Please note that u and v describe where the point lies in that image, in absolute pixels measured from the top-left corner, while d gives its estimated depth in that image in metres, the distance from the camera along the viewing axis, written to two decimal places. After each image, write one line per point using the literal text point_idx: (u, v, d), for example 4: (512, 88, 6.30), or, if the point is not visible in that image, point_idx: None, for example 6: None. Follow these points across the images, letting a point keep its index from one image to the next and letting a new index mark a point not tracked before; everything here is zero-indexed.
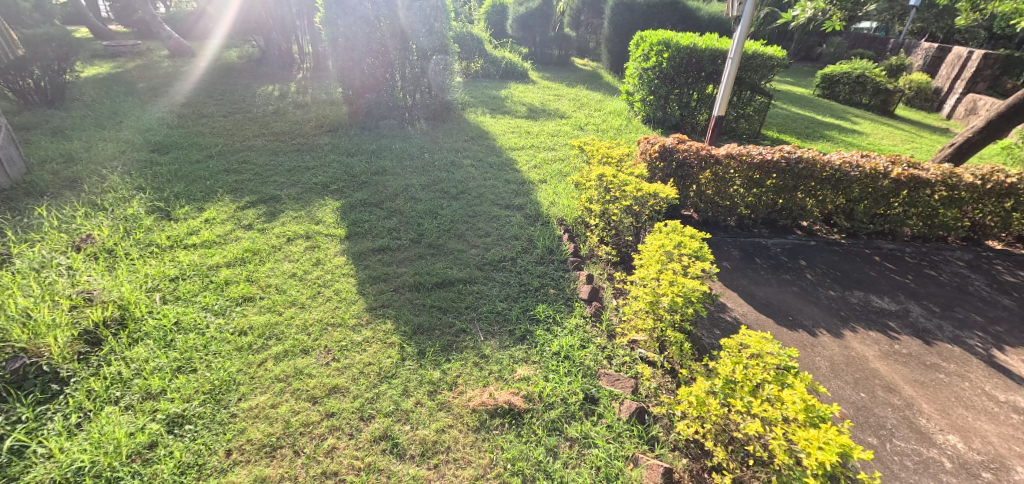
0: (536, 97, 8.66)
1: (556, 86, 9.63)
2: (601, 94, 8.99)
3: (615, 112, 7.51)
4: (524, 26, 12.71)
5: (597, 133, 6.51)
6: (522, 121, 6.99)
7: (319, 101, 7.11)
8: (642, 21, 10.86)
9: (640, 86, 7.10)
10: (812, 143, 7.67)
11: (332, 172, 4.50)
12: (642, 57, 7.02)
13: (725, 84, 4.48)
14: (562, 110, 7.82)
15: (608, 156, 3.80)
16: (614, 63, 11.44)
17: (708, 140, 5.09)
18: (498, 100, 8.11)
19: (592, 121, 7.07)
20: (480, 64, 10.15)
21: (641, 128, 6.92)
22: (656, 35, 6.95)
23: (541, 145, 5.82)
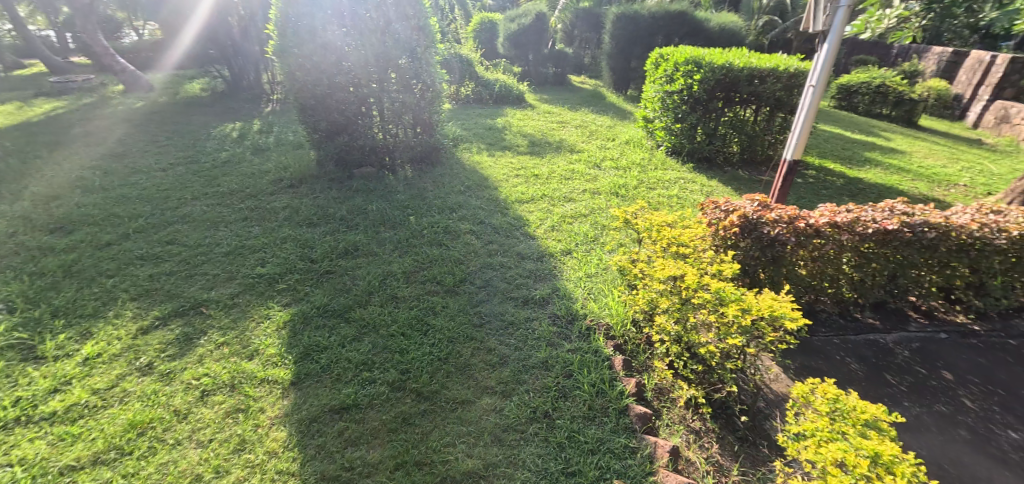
0: (537, 124, 7.58)
1: (557, 110, 8.57)
2: (610, 119, 7.98)
3: (632, 142, 6.48)
4: (515, 43, 11.72)
5: (618, 173, 5.43)
6: (526, 159, 5.90)
7: (283, 143, 5.96)
8: (646, 34, 9.88)
9: (663, 113, 6.08)
10: (858, 168, 6.67)
11: (284, 255, 3.33)
12: (668, 79, 5.99)
13: (804, 119, 3.43)
14: (570, 141, 6.75)
15: (677, 240, 2.59)
16: (617, 81, 10.49)
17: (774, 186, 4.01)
18: (495, 131, 7.02)
19: (608, 156, 6.00)
20: (472, 87, 9.11)
21: (667, 161, 5.87)
22: (680, 53, 5.93)
23: (554, 194, 4.72)
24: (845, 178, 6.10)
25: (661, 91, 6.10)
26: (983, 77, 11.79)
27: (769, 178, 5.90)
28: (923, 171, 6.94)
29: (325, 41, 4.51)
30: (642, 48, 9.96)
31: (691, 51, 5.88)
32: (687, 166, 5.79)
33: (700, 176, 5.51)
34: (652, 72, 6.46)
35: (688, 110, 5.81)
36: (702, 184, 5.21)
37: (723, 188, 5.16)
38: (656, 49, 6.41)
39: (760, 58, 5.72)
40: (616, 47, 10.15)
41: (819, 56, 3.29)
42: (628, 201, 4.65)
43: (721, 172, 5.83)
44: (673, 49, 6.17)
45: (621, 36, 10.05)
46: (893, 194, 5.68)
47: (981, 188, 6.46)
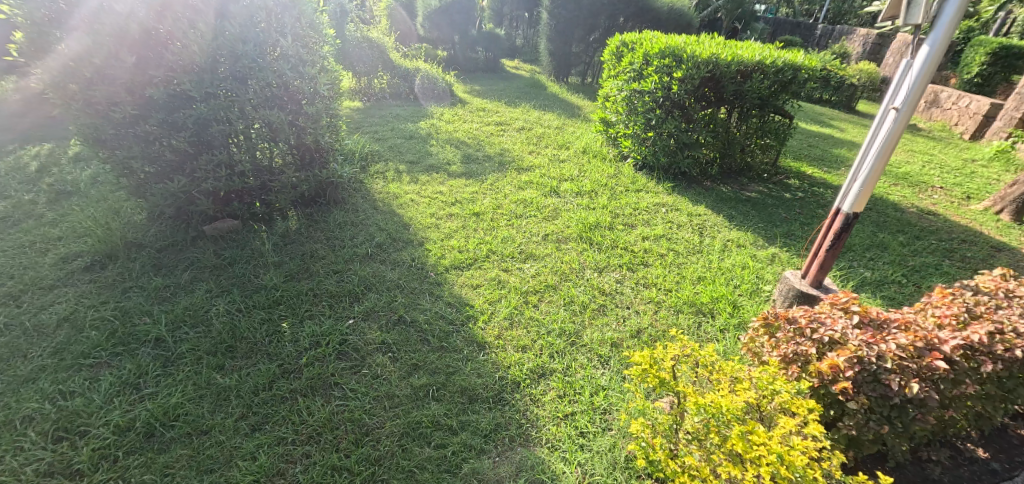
0: (469, 128, 6.08)
1: (493, 107, 7.10)
2: (557, 119, 6.69)
3: (592, 153, 5.24)
4: (437, 24, 10.02)
5: (584, 202, 4.16)
6: (458, 182, 4.43)
7: (102, 182, 4.06)
8: (588, 15, 8.60)
9: (628, 117, 4.85)
10: (837, 172, 5.91)
11: (14, 466, 1.74)
12: (636, 72, 4.69)
13: (878, 157, 2.33)
14: (514, 152, 5.36)
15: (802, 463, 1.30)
16: (558, 68, 9.27)
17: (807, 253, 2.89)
18: (418, 142, 5.46)
19: (567, 176, 4.70)
20: (387, 80, 7.58)
21: (638, 179, 4.71)
22: (647, 41, 4.67)
23: (505, 248, 3.35)
24: (832, 188, 5.27)
25: (626, 86, 4.80)
26: None
27: (755, 194, 4.91)
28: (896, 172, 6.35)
29: (116, 31, 2.70)
30: (584, 30, 8.78)
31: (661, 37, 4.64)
32: (664, 184, 4.63)
33: (682, 200, 4.39)
34: (611, 62, 5.19)
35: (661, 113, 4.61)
36: (687, 215, 4.10)
37: (714, 220, 4.07)
38: (617, 34, 5.12)
39: (742, 49, 4.67)
40: (556, 29, 8.90)
41: (907, 65, 2.20)
42: (605, 253, 3.40)
43: (703, 189, 4.74)
44: (638, 35, 4.91)
45: (560, 17, 8.76)
46: (888, 208, 4.91)
47: (957, 191, 5.95)
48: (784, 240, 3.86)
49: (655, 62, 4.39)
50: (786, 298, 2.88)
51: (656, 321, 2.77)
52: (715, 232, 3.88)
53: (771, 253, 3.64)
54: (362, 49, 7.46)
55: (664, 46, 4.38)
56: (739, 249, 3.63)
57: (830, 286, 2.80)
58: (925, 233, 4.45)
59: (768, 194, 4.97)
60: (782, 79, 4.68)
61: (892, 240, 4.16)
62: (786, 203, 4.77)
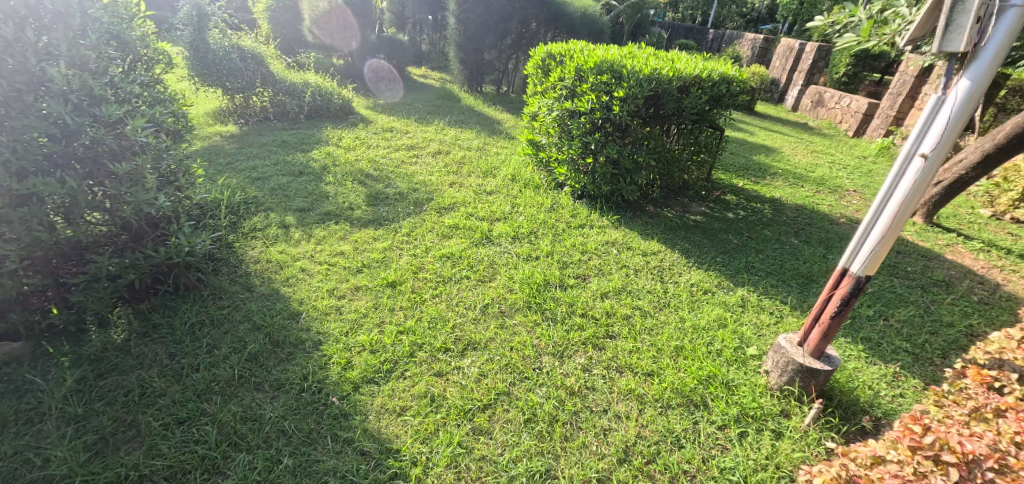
0: (373, 155, 5.08)
1: (400, 127, 6.14)
2: (477, 139, 5.91)
3: (523, 182, 4.56)
4: (328, 29, 8.77)
5: (523, 250, 3.44)
6: (365, 234, 3.49)
7: None
8: (498, 19, 7.95)
9: (562, 140, 4.21)
10: (765, 182, 5.80)
11: None
12: (567, 89, 4.00)
13: (899, 213, 1.89)
14: (432, 184, 4.49)
15: None
16: (470, 78, 8.54)
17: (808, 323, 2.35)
18: (310, 179, 4.39)
19: (499, 215, 3.95)
20: (270, 96, 6.35)
21: (580, 211, 4.11)
22: (578, 53, 4.04)
23: (435, 336, 2.54)
24: (768, 202, 5.08)
25: (557, 104, 4.11)
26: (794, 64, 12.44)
27: (700, 217, 4.54)
28: (813, 176, 6.42)
29: None
30: (495, 36, 8.15)
31: (595, 49, 4.05)
32: (608, 216, 4.07)
33: (632, 234, 3.86)
34: (537, 75, 4.50)
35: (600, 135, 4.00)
36: (642, 256, 3.56)
37: (672, 259, 3.57)
38: (542, 44, 4.45)
39: (678, 61, 4.23)
40: (465, 35, 8.15)
41: (940, 101, 1.74)
42: (563, 326, 2.71)
43: (649, 217, 4.26)
44: (566, 46, 4.27)
45: (468, 22, 8.00)
46: (825, 221, 4.79)
47: (869, 193, 6.13)
48: (748, 278, 3.45)
49: (589, 80, 3.72)
50: (783, 371, 2.41)
51: (644, 430, 2.15)
52: (676, 276, 3.36)
53: (741, 300, 3.19)
54: (231, 61, 6.05)
55: (599, 60, 3.74)
56: (708, 298, 3.13)
57: (832, 354, 2.38)
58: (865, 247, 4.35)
59: (713, 215, 4.62)
60: (718, 93, 4.34)
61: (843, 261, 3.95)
62: (732, 224, 4.44)
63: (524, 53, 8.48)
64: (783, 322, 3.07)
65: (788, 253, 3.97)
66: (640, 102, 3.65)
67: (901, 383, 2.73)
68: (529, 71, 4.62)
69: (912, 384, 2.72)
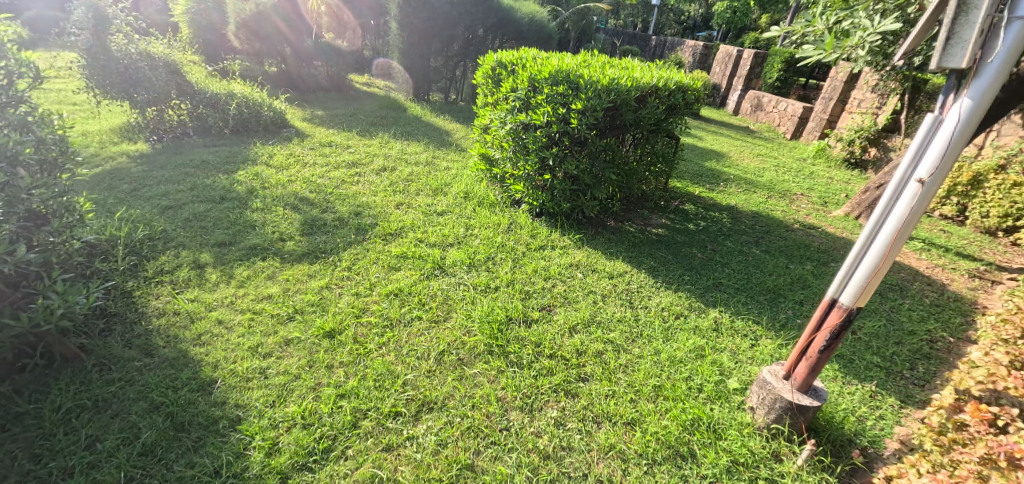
0: (309, 174, 4.57)
1: (340, 141, 5.64)
2: (425, 153, 5.50)
3: (476, 199, 4.23)
4: (256, 34, 8.06)
5: (480, 279, 3.11)
6: (297, 271, 3.04)
7: None
8: (442, 24, 7.60)
9: (516, 155, 3.89)
10: (720, 189, 5.78)
11: None
12: (521, 100, 3.68)
13: (893, 241, 1.72)
14: (376, 206, 4.06)
15: None
16: (416, 86, 8.14)
17: (795, 357, 2.16)
18: (233, 205, 3.85)
19: (452, 240, 3.60)
20: (189, 108, 5.66)
21: (539, 230, 3.83)
22: (529, 61, 3.75)
23: (381, 398, 2.16)
24: (725, 211, 5.03)
25: (510, 115, 3.79)
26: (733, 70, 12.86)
27: (661, 229, 4.39)
28: (763, 181, 6.50)
29: None
30: (441, 43, 7.81)
31: (549, 57, 3.78)
32: (569, 235, 3.81)
33: (595, 254, 3.62)
34: (487, 85, 4.17)
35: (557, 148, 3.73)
36: (608, 278, 3.33)
37: (639, 280, 3.36)
38: (491, 52, 4.15)
39: (632, 69, 4.03)
40: (408, 41, 7.74)
41: (939, 123, 1.61)
42: (529, 372, 2.41)
43: (610, 233, 4.05)
44: (518, 54, 3.99)
45: (411, 27, 7.60)
46: (781, 228, 4.78)
47: (816, 196, 6.26)
48: (717, 297, 3.29)
49: (544, 90, 3.43)
50: (770, 408, 2.21)
51: None
52: (646, 300, 3.15)
53: (713, 323, 3.02)
54: (139, 70, 5.24)
55: (554, 69, 3.46)
56: (681, 324, 2.92)
57: (819, 387, 2.20)
58: (822, 253, 4.34)
59: (675, 227, 4.48)
60: (673, 102, 4.20)
61: (804, 270, 3.90)
62: (694, 236, 4.31)
63: (471, 60, 8.18)
64: (757, 345, 2.92)
65: (752, 266, 3.87)
66: (599, 114, 3.40)
67: (879, 404, 2.63)
68: (478, 81, 4.29)
69: (889, 404, 2.63)
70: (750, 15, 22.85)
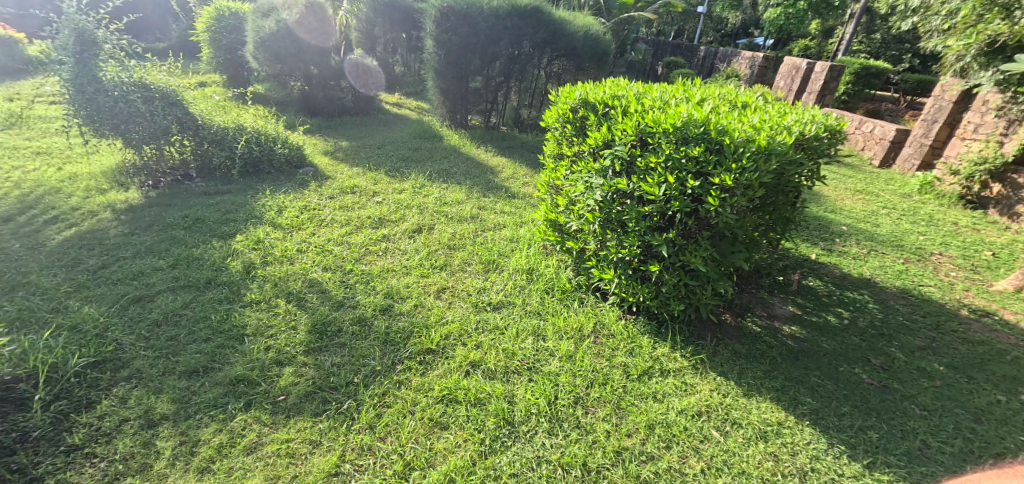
0: (324, 240, 3.54)
1: (365, 186, 4.62)
2: (470, 202, 4.44)
3: (545, 282, 3.13)
4: (276, 54, 7.24)
5: (570, 454, 2.01)
6: (295, 436, 2.02)
7: None
8: (485, 39, 6.57)
9: (605, 233, 2.74)
10: (843, 250, 4.52)
11: None
12: (621, 158, 2.51)
13: None
14: (411, 294, 2.98)
15: None
16: (453, 110, 7.20)
17: None
18: (222, 294, 2.87)
19: (519, 361, 2.50)
20: (191, 145, 4.79)
21: (638, 339, 2.72)
22: (632, 103, 2.60)
23: None
24: (864, 289, 3.79)
25: (601, 179, 2.63)
26: (803, 85, 11.20)
27: (797, 327, 3.19)
28: (884, 234, 5.18)
29: None
30: (482, 60, 6.78)
31: (661, 97, 2.62)
32: (683, 349, 2.69)
33: (727, 388, 2.48)
34: (563, 129, 3.03)
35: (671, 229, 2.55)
36: (761, 442, 2.19)
37: (805, 445, 2.21)
38: (570, 86, 3.06)
39: (770, 111, 2.85)
40: (444, 61, 6.79)
41: None
42: None
43: (734, 340, 2.90)
44: (610, 91, 2.87)
45: (449, 44, 6.62)
46: (954, 320, 3.50)
47: (960, 255, 4.91)
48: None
49: (666, 152, 2.25)
50: None
51: None
52: None
53: None
54: (131, 103, 4.35)
55: (682, 118, 2.27)
56: None
57: None
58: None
59: (812, 322, 3.28)
60: (822, 156, 3.02)
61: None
62: (845, 340, 3.10)
63: (515, 80, 7.17)
64: None
65: (949, 400, 2.65)
66: (757, 190, 2.18)
67: None
68: (549, 123, 3.18)
69: None
70: (804, 20, 21.16)
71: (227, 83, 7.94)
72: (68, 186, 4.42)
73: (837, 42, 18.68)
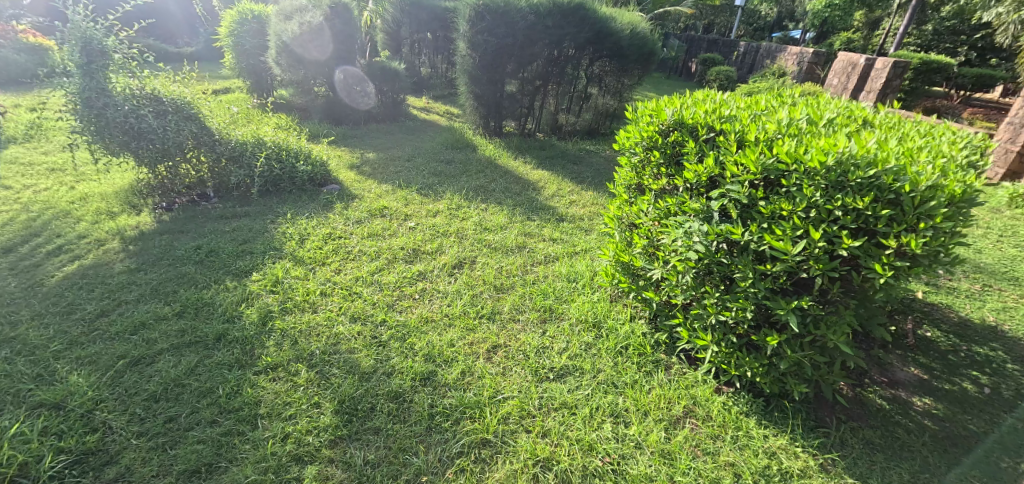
0: (351, 279, 3.05)
1: (395, 208, 4.14)
2: (513, 227, 3.90)
3: (616, 340, 2.58)
4: (298, 59, 6.86)
5: None
6: None
7: None
8: (522, 40, 6.01)
9: (702, 289, 2.16)
10: (953, 286, 3.83)
11: None
12: (734, 199, 1.92)
13: None
14: (456, 355, 2.46)
15: None
16: (487, 116, 6.66)
17: None
18: (234, 355, 2.41)
19: (597, 462, 1.95)
20: (209, 162, 4.37)
21: (746, 425, 2.14)
22: (750, 126, 1.98)
23: None
24: (997, 342, 3.11)
25: (702, 224, 2.04)
26: (861, 83, 10.24)
27: (931, 399, 2.54)
28: (993, 261, 4.43)
29: None
30: (519, 62, 6.22)
31: (785, 119, 2.01)
32: (805, 439, 2.11)
33: None
34: (643, 153, 2.42)
35: (796, 290, 1.97)
36: None
37: None
38: (657, 103, 2.45)
39: (918, 134, 2.22)
40: (478, 64, 6.22)
41: None
42: None
43: (863, 423, 2.29)
44: (711, 108, 2.25)
45: (484, 46, 6.04)
46: None
47: None
48: None
49: (810, 200, 1.65)
50: None
51: None
52: None
53: None
54: (141, 118, 3.94)
55: (832, 155, 1.66)
56: None
57: None
58: None
59: (946, 391, 2.62)
60: None
61: None
62: (1000, 419, 2.45)
63: (553, 84, 6.61)
64: None
65: None
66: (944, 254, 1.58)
67: None
68: (624, 146, 2.58)
69: None
70: (848, 12, 19.93)
71: (251, 88, 7.61)
72: (78, 208, 4.07)
73: (885, 35, 17.49)
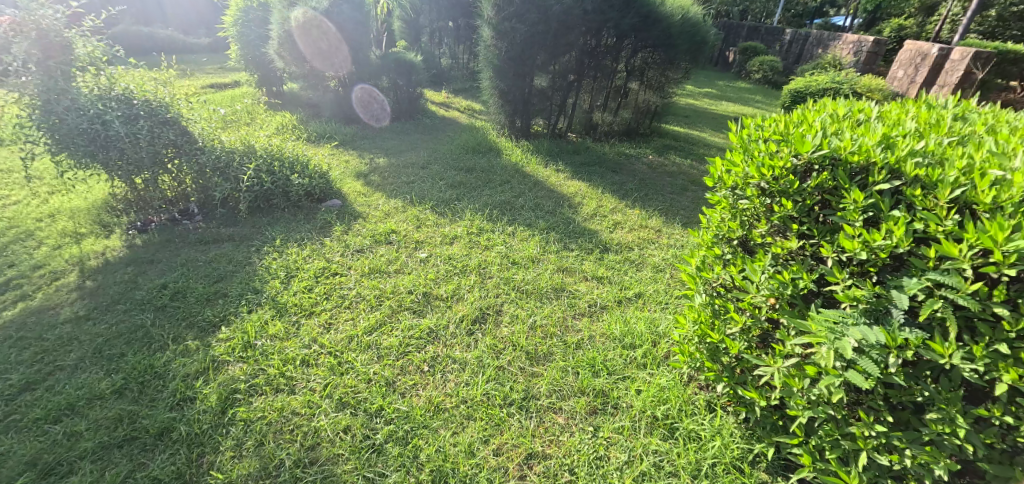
0: (343, 339, 2.39)
1: (405, 232, 3.46)
2: (547, 260, 3.18)
3: (701, 453, 1.85)
4: (305, 49, 6.30)
5: None
6: None
7: None
8: (557, 27, 5.20)
9: (849, 409, 1.50)
10: None
11: None
12: (948, 298, 1.22)
13: None
14: (476, 473, 1.78)
15: None
16: (513, 115, 5.89)
17: None
18: (175, 466, 1.77)
19: None
20: (191, 174, 3.75)
21: None
22: (973, 174, 1.25)
23: None
24: None
25: (872, 325, 1.32)
26: (932, 75, 9.05)
27: None
28: None
29: None
30: (551, 52, 5.43)
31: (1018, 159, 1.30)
32: None
33: None
34: (757, 197, 1.62)
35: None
36: None
37: None
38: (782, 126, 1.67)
39: None
40: (505, 55, 5.44)
41: None
42: None
43: None
44: (878, 131, 1.49)
45: (512, 34, 5.24)
46: None
47: None
48: None
49: None
50: None
51: None
52: None
53: None
54: (108, 124, 3.29)
55: None
56: None
57: None
58: None
59: None
60: None
61: None
62: None
63: (589, 78, 5.81)
64: None
65: None
66: None
67: None
68: (722, 182, 1.80)
69: None
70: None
71: (258, 82, 7.04)
72: (42, 228, 3.49)
73: (947, 21, 15.97)
